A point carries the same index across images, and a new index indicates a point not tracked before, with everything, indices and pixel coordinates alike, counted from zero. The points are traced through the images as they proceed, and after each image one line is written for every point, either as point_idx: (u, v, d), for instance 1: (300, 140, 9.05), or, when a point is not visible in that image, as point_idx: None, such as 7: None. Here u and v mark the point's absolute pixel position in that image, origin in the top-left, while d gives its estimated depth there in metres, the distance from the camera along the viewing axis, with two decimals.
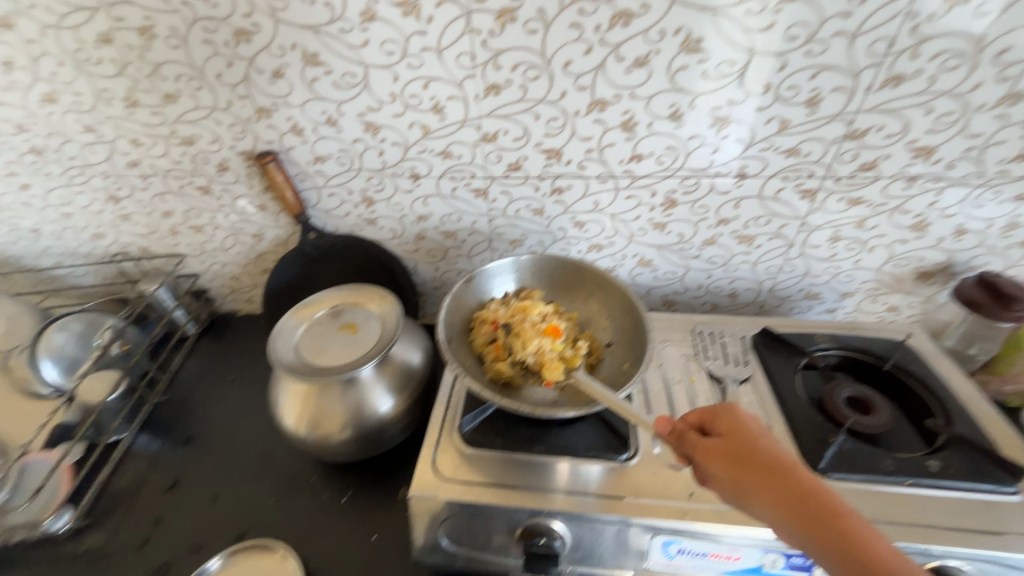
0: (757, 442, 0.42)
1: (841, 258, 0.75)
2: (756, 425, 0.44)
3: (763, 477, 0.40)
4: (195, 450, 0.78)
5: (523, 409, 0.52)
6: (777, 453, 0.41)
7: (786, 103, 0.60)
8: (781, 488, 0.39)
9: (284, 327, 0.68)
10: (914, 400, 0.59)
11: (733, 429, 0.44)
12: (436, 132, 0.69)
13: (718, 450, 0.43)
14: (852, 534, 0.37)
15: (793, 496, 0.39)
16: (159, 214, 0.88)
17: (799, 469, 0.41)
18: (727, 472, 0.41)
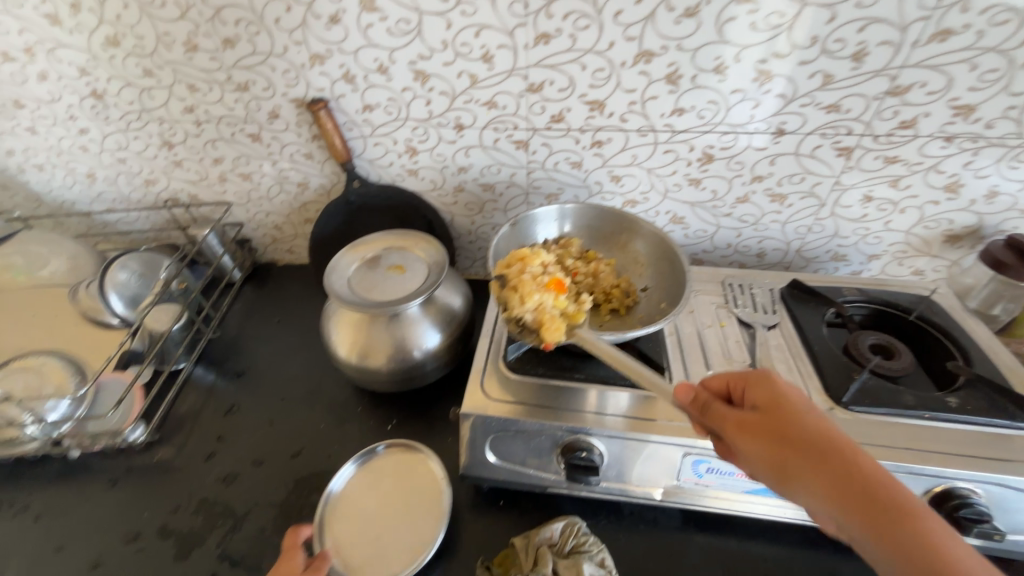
0: (796, 419, 0.42)
1: (872, 218, 0.77)
2: (790, 398, 0.44)
3: (800, 454, 0.41)
4: (249, 382, 0.84)
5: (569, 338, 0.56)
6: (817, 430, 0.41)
7: (831, 57, 0.61)
8: (831, 476, 0.39)
9: (338, 264, 0.73)
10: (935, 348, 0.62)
11: (773, 410, 0.44)
12: (483, 82, 0.71)
13: (759, 431, 0.43)
14: (902, 516, 0.37)
15: (847, 485, 0.39)
16: (210, 161, 0.92)
17: (841, 448, 0.40)
18: (762, 449, 0.42)
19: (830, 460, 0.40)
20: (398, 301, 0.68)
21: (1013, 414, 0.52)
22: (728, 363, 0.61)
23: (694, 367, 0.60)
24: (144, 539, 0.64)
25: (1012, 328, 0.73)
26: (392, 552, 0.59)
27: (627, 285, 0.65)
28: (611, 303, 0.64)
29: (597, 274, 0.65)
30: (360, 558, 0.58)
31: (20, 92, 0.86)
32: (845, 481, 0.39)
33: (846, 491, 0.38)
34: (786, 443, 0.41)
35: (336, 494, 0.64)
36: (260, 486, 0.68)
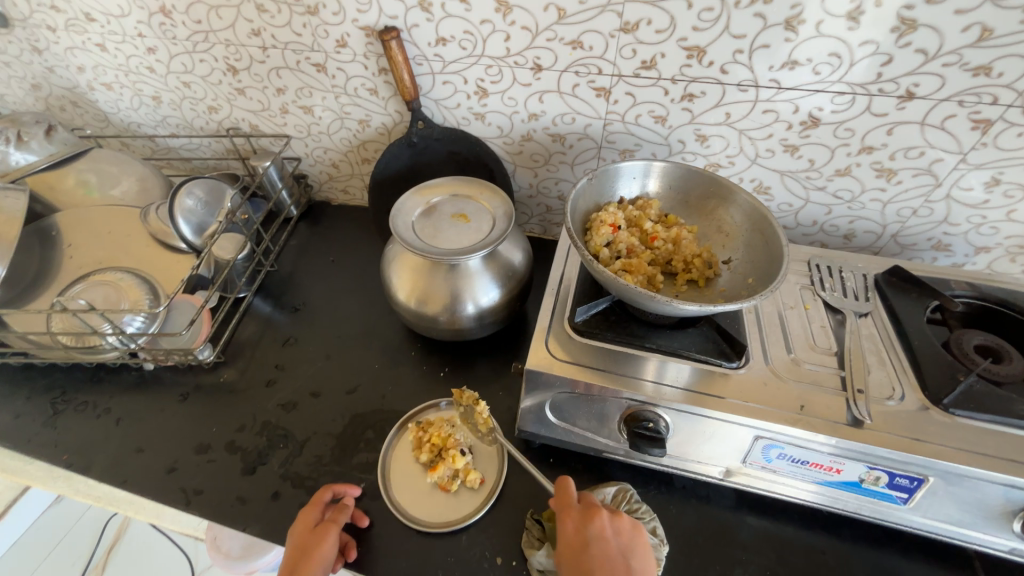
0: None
1: (992, 206, 0.68)
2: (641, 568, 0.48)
3: None
4: (306, 316, 0.86)
5: (647, 304, 0.53)
6: None
7: (998, 5, 0.52)
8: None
9: (403, 206, 0.70)
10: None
11: (592, 557, 0.47)
12: (571, 18, 0.65)
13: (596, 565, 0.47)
14: None
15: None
16: (273, 91, 0.89)
17: None
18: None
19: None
20: (462, 250, 0.65)
21: None
22: (810, 349, 0.57)
23: (773, 348, 0.57)
24: (213, 451, 0.68)
25: None
26: (446, 507, 0.61)
27: (710, 255, 0.61)
28: (690, 272, 0.60)
29: (678, 241, 0.61)
30: (418, 507, 0.61)
31: (91, 4, 0.84)
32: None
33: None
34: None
35: (400, 444, 0.67)
36: (318, 417, 0.71)
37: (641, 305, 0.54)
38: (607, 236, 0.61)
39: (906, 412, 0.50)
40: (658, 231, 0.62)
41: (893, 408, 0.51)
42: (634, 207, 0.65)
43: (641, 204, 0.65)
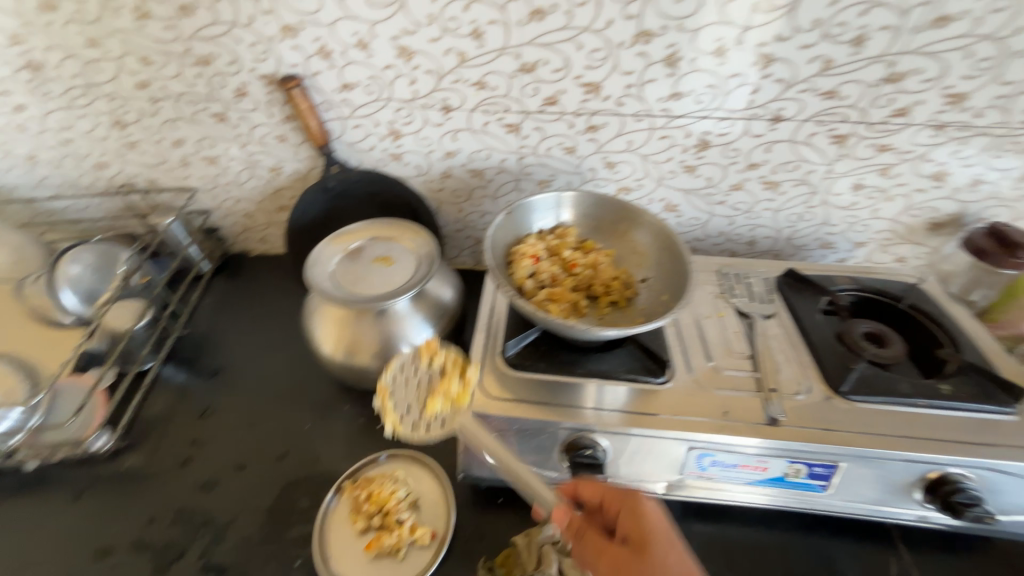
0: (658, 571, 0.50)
1: (860, 206, 0.78)
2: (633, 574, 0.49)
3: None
4: (225, 381, 0.79)
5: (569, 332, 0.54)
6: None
7: (832, 41, 0.60)
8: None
9: (319, 256, 0.67)
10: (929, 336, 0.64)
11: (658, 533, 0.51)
12: (472, 61, 0.67)
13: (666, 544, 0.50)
14: None
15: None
16: (169, 143, 0.84)
17: None
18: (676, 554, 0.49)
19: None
20: (386, 295, 0.63)
21: (1003, 400, 0.54)
22: (728, 355, 0.60)
23: (695, 358, 0.60)
24: (118, 554, 0.60)
25: (992, 314, 0.78)
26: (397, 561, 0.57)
27: (627, 276, 0.63)
28: (611, 295, 0.62)
29: (596, 266, 0.63)
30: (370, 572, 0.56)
31: None
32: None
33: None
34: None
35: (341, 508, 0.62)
36: (244, 493, 0.64)
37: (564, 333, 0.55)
38: (528, 268, 0.62)
39: (814, 404, 0.55)
40: (577, 258, 0.64)
41: (803, 402, 0.55)
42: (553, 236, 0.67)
43: (559, 232, 0.67)
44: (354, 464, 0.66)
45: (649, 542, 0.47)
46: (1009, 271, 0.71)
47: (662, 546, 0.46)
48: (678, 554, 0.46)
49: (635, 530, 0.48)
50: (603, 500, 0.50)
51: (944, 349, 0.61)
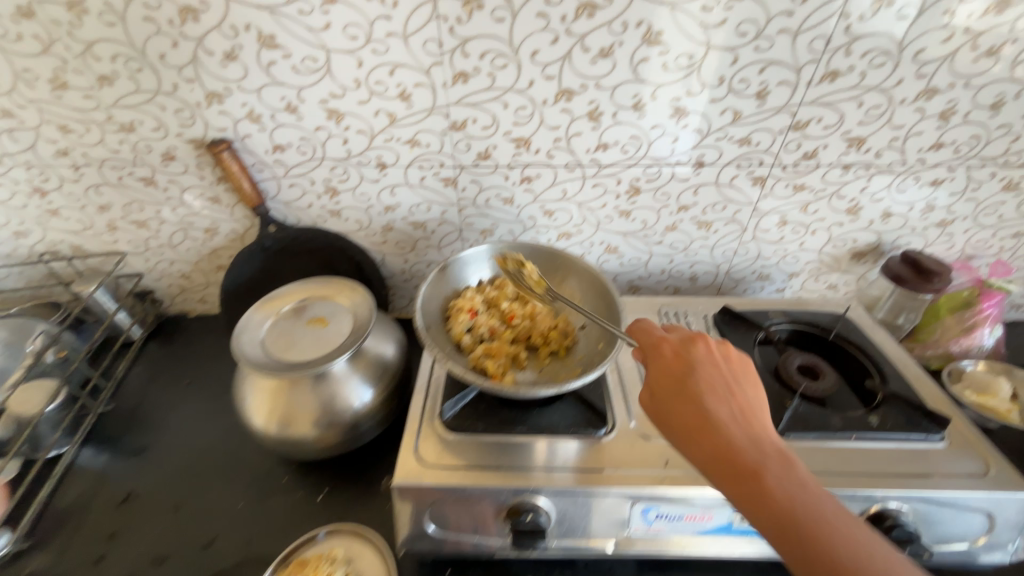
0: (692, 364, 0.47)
1: (788, 240, 0.81)
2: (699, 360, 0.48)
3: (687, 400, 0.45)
4: (151, 459, 0.73)
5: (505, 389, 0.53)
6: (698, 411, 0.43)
7: (738, 95, 0.64)
8: (755, 493, 0.38)
9: (249, 322, 0.65)
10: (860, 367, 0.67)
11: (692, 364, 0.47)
12: (403, 121, 0.68)
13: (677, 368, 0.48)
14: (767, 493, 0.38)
15: (784, 521, 0.37)
16: (94, 209, 0.80)
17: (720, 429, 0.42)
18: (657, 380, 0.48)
19: (762, 487, 0.38)
20: (320, 359, 0.61)
21: (927, 428, 0.56)
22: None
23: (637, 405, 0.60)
24: None
25: (919, 335, 0.82)
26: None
27: (565, 324, 0.64)
28: (550, 345, 0.62)
29: (534, 315, 0.63)
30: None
31: None
32: (799, 512, 0.37)
33: (784, 524, 0.37)
34: (721, 451, 0.41)
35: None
36: None
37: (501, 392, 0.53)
38: (466, 322, 0.62)
39: None
40: (515, 308, 0.64)
41: None
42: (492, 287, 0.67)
43: (498, 282, 0.67)
44: (288, 546, 0.61)
45: (737, 412, 0.43)
46: (929, 294, 0.75)
47: (755, 414, 0.43)
48: (712, 384, 0.45)
49: (717, 396, 0.44)
50: (675, 370, 0.47)
51: (873, 379, 0.63)
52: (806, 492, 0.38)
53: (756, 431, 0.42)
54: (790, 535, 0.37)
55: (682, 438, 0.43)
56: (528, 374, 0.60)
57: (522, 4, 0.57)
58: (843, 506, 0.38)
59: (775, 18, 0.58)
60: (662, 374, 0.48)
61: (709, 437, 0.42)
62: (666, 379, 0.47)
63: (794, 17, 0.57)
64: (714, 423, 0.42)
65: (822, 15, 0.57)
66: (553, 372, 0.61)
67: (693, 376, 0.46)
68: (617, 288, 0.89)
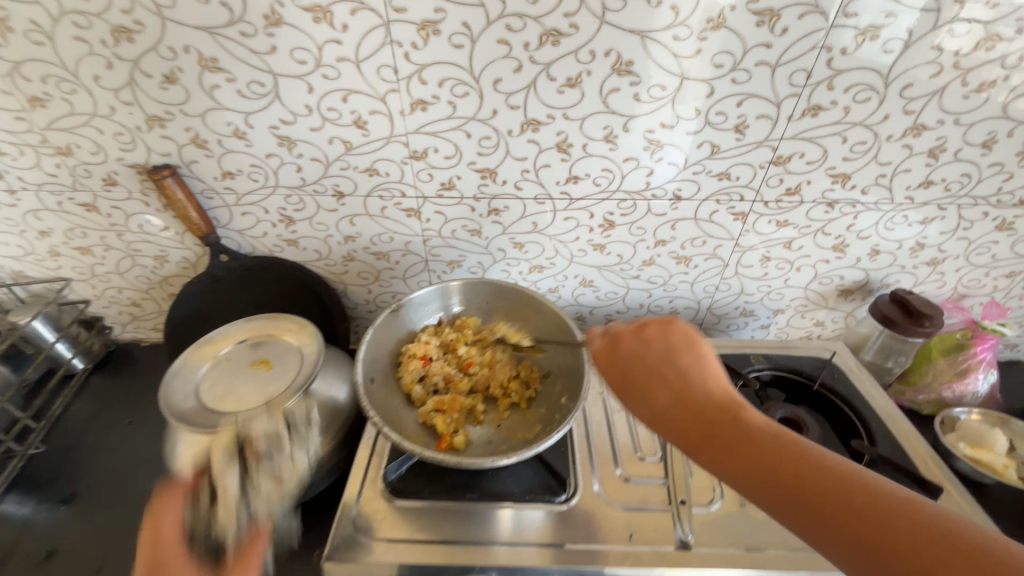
0: (630, 358, 0.49)
1: (772, 276, 0.77)
2: (635, 350, 0.49)
3: (637, 395, 0.46)
4: (80, 509, 0.68)
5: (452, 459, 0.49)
6: (650, 404, 0.45)
7: (715, 128, 0.60)
8: (720, 448, 0.40)
9: (182, 369, 0.60)
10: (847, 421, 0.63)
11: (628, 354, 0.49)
12: (359, 148, 0.63)
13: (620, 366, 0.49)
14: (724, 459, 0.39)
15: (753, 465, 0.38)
16: (35, 234, 0.75)
17: (671, 414, 0.43)
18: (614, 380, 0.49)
19: (724, 436, 0.40)
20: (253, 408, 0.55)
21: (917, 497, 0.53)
22: (636, 461, 0.57)
23: (602, 465, 0.56)
24: None
25: (909, 377, 0.77)
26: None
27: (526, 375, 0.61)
28: (508, 396, 0.59)
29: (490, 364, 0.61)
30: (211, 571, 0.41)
31: None
32: (758, 445, 0.38)
33: (758, 468, 0.38)
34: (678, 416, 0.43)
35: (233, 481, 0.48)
36: None
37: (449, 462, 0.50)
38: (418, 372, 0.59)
39: (729, 514, 0.52)
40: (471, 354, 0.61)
41: (717, 512, 0.52)
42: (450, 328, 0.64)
43: (456, 321, 0.64)
44: None
45: (674, 390, 0.45)
46: (918, 339, 0.71)
47: (697, 380, 0.45)
48: (650, 374, 0.47)
49: (658, 374, 0.46)
50: (617, 360, 0.49)
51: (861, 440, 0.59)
52: (758, 427, 0.40)
53: (700, 387, 0.44)
54: (765, 477, 0.37)
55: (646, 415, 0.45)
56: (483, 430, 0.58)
57: (481, 31, 0.53)
58: (794, 432, 0.39)
59: (753, 50, 0.54)
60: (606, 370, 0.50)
61: (668, 409, 0.44)
62: (614, 373, 0.49)
63: (773, 49, 0.53)
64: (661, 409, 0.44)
65: (803, 47, 0.53)
66: (511, 428, 0.58)
67: (632, 364, 0.48)
68: (594, 322, 0.85)
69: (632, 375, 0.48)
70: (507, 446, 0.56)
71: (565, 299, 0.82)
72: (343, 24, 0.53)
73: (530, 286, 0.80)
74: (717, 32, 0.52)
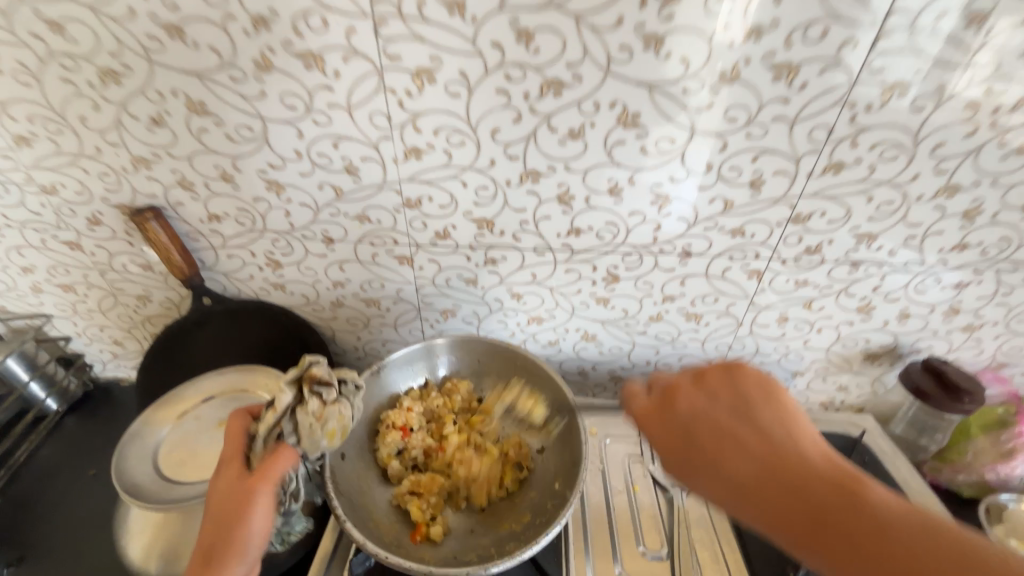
0: (695, 423, 0.43)
1: (790, 337, 0.71)
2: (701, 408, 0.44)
3: (710, 466, 0.40)
4: (28, 574, 0.63)
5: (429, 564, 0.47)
6: (731, 478, 0.39)
7: (728, 183, 0.56)
8: (799, 511, 0.36)
9: (141, 431, 0.56)
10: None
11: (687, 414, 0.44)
12: (350, 195, 0.60)
13: (682, 430, 0.44)
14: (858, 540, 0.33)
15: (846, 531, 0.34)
16: (17, 270, 0.72)
17: (770, 483, 0.38)
18: (676, 450, 0.43)
19: (815, 510, 0.35)
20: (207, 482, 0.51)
21: None
22: (637, 557, 0.53)
23: (599, 558, 0.53)
24: None
25: (946, 454, 0.68)
26: (271, 514, 0.45)
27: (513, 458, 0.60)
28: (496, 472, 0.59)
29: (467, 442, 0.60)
30: (226, 498, 0.45)
31: None
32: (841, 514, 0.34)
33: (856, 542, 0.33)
34: (750, 482, 0.38)
35: (286, 395, 0.49)
36: None
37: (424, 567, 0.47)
38: (394, 443, 0.59)
39: None
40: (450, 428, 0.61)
41: None
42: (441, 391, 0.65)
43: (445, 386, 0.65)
44: None
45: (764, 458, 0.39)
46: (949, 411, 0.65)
47: (780, 440, 0.40)
48: (721, 442, 0.41)
49: (729, 429, 0.42)
50: (675, 422, 0.44)
51: None
52: (851, 493, 0.35)
53: (789, 449, 0.39)
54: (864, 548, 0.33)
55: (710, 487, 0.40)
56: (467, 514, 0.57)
57: (479, 80, 0.50)
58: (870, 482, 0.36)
59: (769, 105, 0.50)
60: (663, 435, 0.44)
61: (737, 474, 0.39)
62: (668, 434, 0.44)
63: (791, 104, 0.50)
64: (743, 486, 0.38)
65: (824, 103, 0.50)
66: (496, 518, 0.57)
67: (693, 422, 0.44)
68: (596, 377, 0.79)
69: (696, 441, 0.43)
70: (486, 547, 0.53)
71: (566, 352, 0.77)
72: (335, 71, 0.51)
73: (527, 339, 0.75)
74: (730, 86, 0.49)
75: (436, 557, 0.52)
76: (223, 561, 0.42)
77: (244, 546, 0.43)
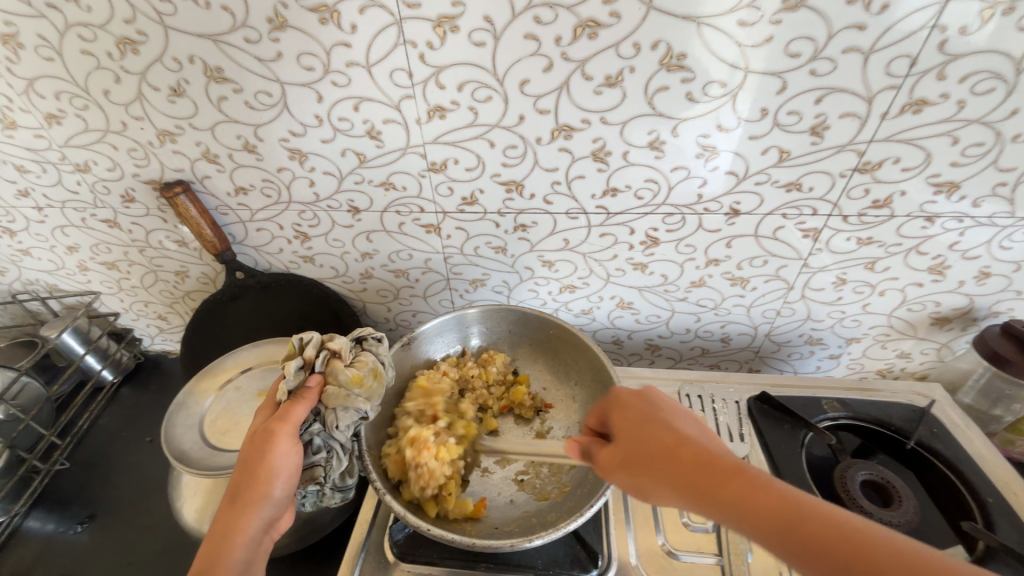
0: (651, 415, 0.40)
1: (847, 301, 0.66)
2: (643, 404, 0.41)
3: (644, 443, 0.38)
4: (98, 532, 0.68)
5: (460, 540, 0.46)
6: (662, 436, 0.37)
7: (786, 130, 0.50)
8: (701, 474, 0.33)
9: (187, 401, 0.58)
10: (952, 496, 0.54)
11: (654, 412, 0.40)
12: (373, 161, 0.58)
13: (627, 423, 0.40)
14: (746, 491, 0.31)
15: (761, 506, 0.31)
16: (63, 250, 0.75)
17: (688, 445, 0.36)
18: (621, 426, 0.41)
19: (714, 475, 0.33)
20: None
21: None
22: (682, 529, 0.51)
23: (641, 533, 0.52)
24: None
25: (1020, 425, 0.63)
26: (295, 454, 0.45)
27: (460, 431, 0.56)
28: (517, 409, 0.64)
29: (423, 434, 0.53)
30: (246, 447, 0.45)
31: None
32: (760, 509, 0.31)
33: (762, 522, 0.30)
34: (694, 484, 0.33)
35: (294, 362, 0.49)
36: None
37: (454, 542, 0.46)
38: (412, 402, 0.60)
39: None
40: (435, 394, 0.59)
41: None
42: (475, 362, 0.67)
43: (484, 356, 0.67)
44: None
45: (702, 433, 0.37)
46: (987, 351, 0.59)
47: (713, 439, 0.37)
48: (653, 419, 0.39)
49: (681, 419, 0.39)
50: (640, 422, 0.39)
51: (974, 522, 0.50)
52: (773, 483, 0.32)
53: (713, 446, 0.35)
54: (780, 530, 0.30)
55: (645, 474, 0.36)
56: (507, 483, 0.58)
57: (505, 26, 0.46)
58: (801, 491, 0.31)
59: (840, 34, 0.43)
60: (621, 416, 0.41)
61: (677, 456, 0.35)
62: (626, 433, 0.40)
63: (867, 32, 0.43)
64: (678, 442, 0.36)
65: (907, 29, 0.43)
66: (536, 488, 0.58)
67: (652, 425, 0.39)
68: (633, 346, 0.77)
69: (642, 421, 0.40)
70: (526, 517, 0.54)
71: (600, 321, 0.74)
72: (351, 24, 0.47)
73: (560, 307, 0.73)
74: (795, 13, 0.42)
75: (475, 527, 0.53)
76: (248, 502, 0.42)
77: (267, 485, 0.43)
